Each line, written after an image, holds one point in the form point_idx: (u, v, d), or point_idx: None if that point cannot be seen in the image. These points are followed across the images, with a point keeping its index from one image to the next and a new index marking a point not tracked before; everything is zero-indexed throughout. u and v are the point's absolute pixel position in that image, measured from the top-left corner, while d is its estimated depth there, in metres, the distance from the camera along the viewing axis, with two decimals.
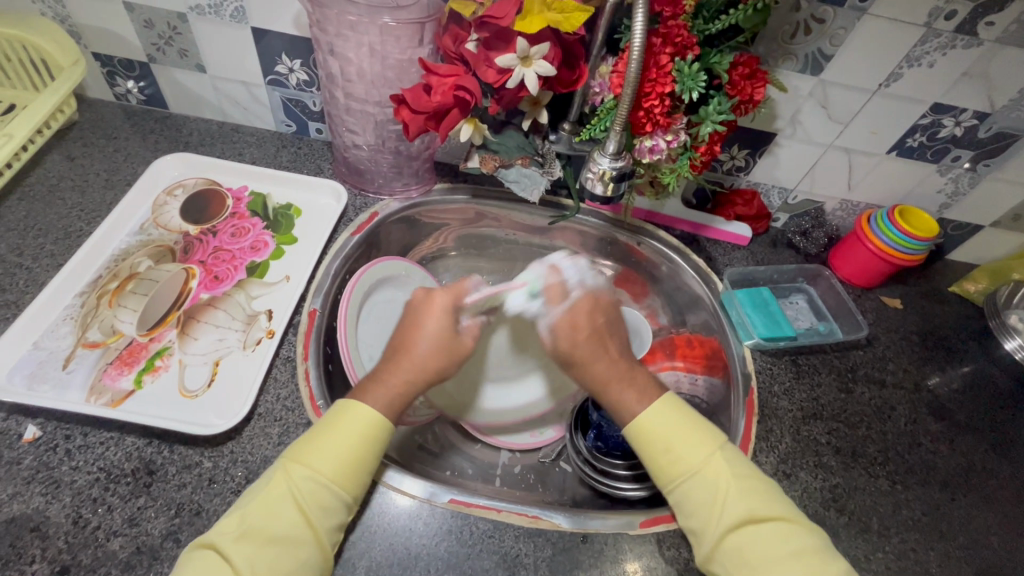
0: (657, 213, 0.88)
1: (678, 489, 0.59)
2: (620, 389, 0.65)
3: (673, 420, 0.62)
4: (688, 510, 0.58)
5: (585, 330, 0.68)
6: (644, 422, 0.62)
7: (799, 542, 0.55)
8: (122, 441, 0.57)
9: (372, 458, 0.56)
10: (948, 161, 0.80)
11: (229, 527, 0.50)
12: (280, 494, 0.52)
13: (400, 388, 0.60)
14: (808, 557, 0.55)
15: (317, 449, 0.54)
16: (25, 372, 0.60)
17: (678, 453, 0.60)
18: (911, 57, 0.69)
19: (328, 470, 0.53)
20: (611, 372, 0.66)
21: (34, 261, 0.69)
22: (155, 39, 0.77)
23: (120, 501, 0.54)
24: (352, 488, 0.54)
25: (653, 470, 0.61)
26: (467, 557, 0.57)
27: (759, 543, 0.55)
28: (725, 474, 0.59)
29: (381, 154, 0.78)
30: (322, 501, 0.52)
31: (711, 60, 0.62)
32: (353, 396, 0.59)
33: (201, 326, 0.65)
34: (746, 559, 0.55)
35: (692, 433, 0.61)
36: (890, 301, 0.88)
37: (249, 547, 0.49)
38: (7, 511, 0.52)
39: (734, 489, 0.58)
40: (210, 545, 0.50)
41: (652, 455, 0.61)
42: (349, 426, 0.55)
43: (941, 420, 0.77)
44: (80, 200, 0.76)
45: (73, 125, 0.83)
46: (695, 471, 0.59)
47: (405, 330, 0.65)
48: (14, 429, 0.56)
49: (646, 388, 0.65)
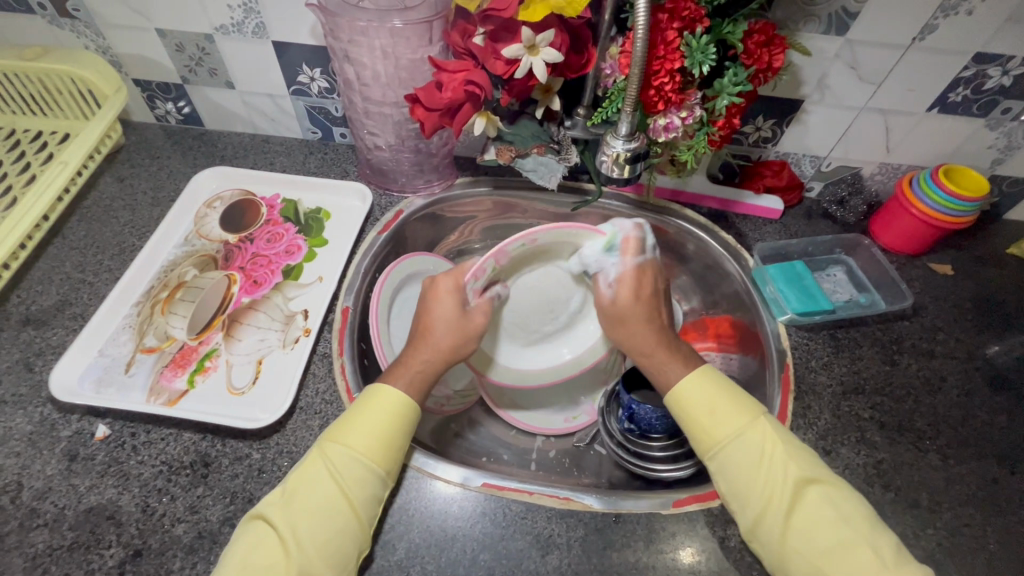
0: (683, 191, 0.86)
1: (719, 457, 0.58)
2: (664, 360, 0.65)
3: (712, 390, 0.61)
4: (732, 477, 0.58)
5: (640, 296, 0.69)
6: (685, 391, 0.61)
7: (845, 506, 0.55)
8: (179, 437, 0.62)
9: (403, 435, 0.58)
10: (997, 114, 0.75)
11: (276, 499, 0.54)
12: (319, 469, 0.55)
13: (419, 372, 0.62)
14: (857, 521, 0.54)
15: (350, 427, 0.57)
16: (93, 377, 0.65)
17: (721, 420, 0.60)
18: (947, 6, 0.65)
19: (363, 446, 0.56)
20: (653, 339, 0.67)
21: (95, 276, 0.75)
22: (187, 61, 0.82)
23: (181, 490, 0.58)
24: (386, 464, 0.56)
25: (696, 438, 0.60)
26: (502, 537, 0.59)
27: (808, 508, 0.55)
28: (771, 439, 0.59)
29: (401, 153, 0.80)
30: (358, 476, 0.55)
31: (723, 31, 0.61)
32: (381, 381, 0.61)
33: (244, 327, 0.70)
34: (792, 525, 0.55)
35: (731, 399, 0.61)
36: (939, 268, 0.83)
37: (292, 517, 0.52)
38: (85, 501, 0.58)
39: (781, 452, 0.58)
40: (260, 517, 0.54)
41: (692, 423, 0.61)
42: (379, 405, 0.58)
43: (1000, 390, 0.72)
44: (131, 217, 0.82)
45: (121, 149, 0.90)
46: (741, 436, 0.59)
47: (420, 312, 0.67)
48: (87, 429, 0.62)
49: (687, 359, 0.65)
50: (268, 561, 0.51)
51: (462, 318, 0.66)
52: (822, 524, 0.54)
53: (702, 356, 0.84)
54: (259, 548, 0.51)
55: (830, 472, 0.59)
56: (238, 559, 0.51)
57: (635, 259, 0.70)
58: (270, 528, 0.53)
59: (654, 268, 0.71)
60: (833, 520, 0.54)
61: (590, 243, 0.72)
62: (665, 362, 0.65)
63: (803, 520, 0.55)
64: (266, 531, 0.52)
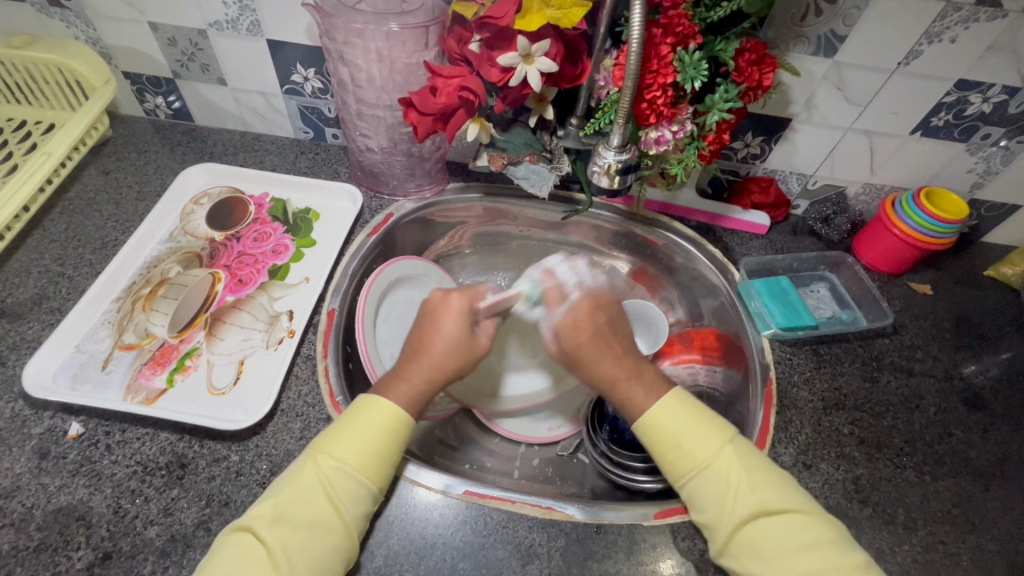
0: (672, 205, 0.87)
1: (688, 483, 0.59)
2: (630, 387, 0.64)
3: (681, 414, 0.61)
4: (701, 504, 0.58)
5: (593, 324, 0.69)
6: (654, 419, 0.61)
7: (814, 534, 0.54)
8: (156, 437, 0.60)
9: (399, 450, 0.58)
10: (977, 140, 0.77)
11: (264, 512, 0.53)
12: (313, 483, 0.54)
13: (417, 388, 0.62)
14: (823, 549, 0.54)
15: (344, 440, 0.56)
16: (68, 373, 0.64)
17: (688, 446, 0.60)
18: (931, 33, 0.66)
19: (360, 462, 0.55)
20: (616, 370, 0.65)
21: (75, 270, 0.74)
22: (179, 56, 0.81)
23: (156, 492, 0.57)
24: (379, 478, 0.56)
25: (664, 466, 0.61)
26: (482, 546, 0.58)
27: (776, 535, 0.55)
28: (735, 468, 0.58)
29: (394, 156, 0.80)
30: (351, 491, 0.54)
31: (715, 49, 0.62)
32: (376, 392, 0.61)
33: (228, 327, 0.69)
34: (758, 550, 0.54)
35: (702, 426, 0.61)
36: (919, 287, 0.85)
37: (284, 532, 0.51)
38: (55, 501, 0.56)
39: (746, 481, 0.57)
40: (246, 529, 0.52)
41: (659, 447, 0.61)
42: (378, 418, 0.57)
43: (975, 410, 0.74)
44: (115, 211, 0.80)
45: (108, 141, 0.88)
46: (706, 465, 0.58)
47: (424, 330, 0.66)
48: (60, 426, 0.61)
49: (652, 385, 0.65)
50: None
51: (466, 339, 0.66)
52: (789, 553, 0.54)
53: (687, 367, 0.86)
54: (245, 563, 0.50)
55: (804, 498, 0.58)
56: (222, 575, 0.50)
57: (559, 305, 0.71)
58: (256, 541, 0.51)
59: (606, 296, 0.73)
60: (798, 550, 0.54)
61: (559, 265, 0.74)
62: (634, 391, 0.64)
63: (769, 549, 0.54)
64: (253, 544, 0.51)
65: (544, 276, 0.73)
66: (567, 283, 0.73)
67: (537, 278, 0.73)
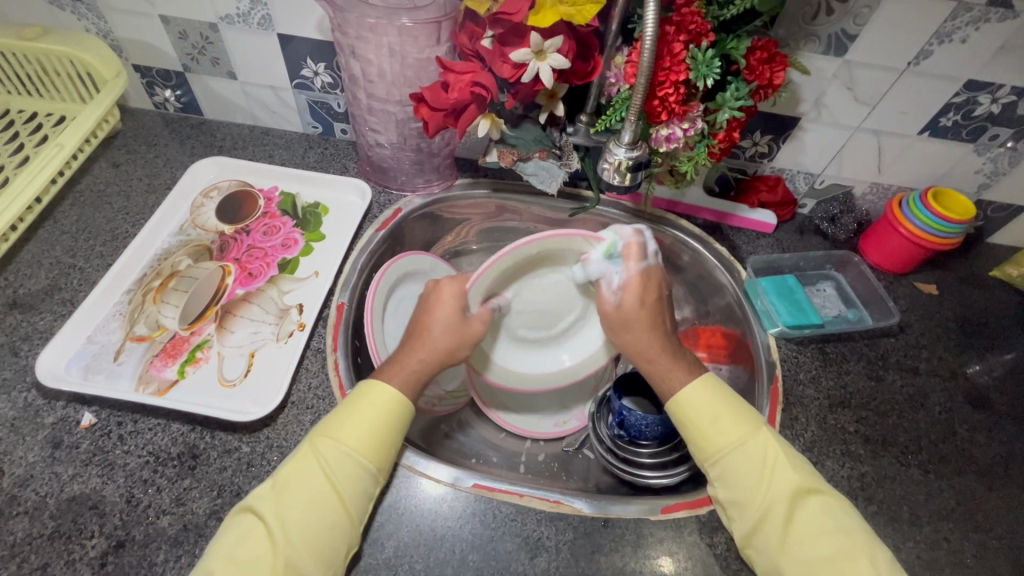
0: (679, 203, 0.87)
1: (720, 461, 0.59)
2: (677, 373, 0.65)
3: (715, 397, 0.62)
4: (733, 482, 0.58)
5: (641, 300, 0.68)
6: (694, 396, 0.62)
7: (843, 517, 0.56)
8: (168, 427, 0.61)
9: (397, 432, 0.59)
10: (986, 140, 0.77)
11: (265, 492, 0.54)
12: (311, 463, 0.54)
13: (409, 371, 0.62)
14: (852, 532, 0.55)
15: (342, 422, 0.57)
16: (80, 363, 0.64)
17: (724, 426, 0.60)
18: (942, 33, 0.67)
19: (359, 443, 0.56)
20: (659, 346, 0.66)
21: (87, 262, 0.74)
22: (189, 49, 0.81)
23: (168, 482, 0.58)
24: (377, 461, 0.56)
25: (696, 443, 0.61)
26: (491, 539, 0.59)
27: (809, 516, 0.56)
28: (773, 449, 0.59)
29: (403, 151, 0.80)
30: (349, 471, 0.54)
31: (727, 47, 0.62)
32: (374, 377, 0.61)
33: (238, 320, 0.69)
34: (791, 530, 0.55)
35: (738, 408, 0.62)
36: (925, 287, 0.85)
37: (283, 511, 0.52)
38: (68, 490, 0.57)
39: (783, 463, 0.59)
40: (249, 510, 0.53)
41: (694, 426, 0.61)
42: (375, 399, 0.58)
43: (980, 409, 0.74)
44: (125, 204, 0.81)
45: (117, 134, 0.89)
46: (743, 443, 0.60)
47: (421, 316, 0.66)
48: (72, 416, 0.61)
49: (691, 366, 0.65)
50: (254, 556, 0.50)
51: (458, 323, 0.66)
52: (820, 534, 0.55)
53: None
54: (246, 541, 0.51)
55: (827, 483, 0.60)
56: (224, 553, 0.50)
57: (637, 264, 0.70)
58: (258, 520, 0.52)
59: (656, 273, 0.70)
60: (828, 532, 0.55)
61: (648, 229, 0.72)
62: (672, 371, 0.65)
63: (800, 529, 0.55)
64: (253, 523, 0.52)
65: (631, 234, 0.70)
66: (648, 248, 0.71)
67: (624, 235, 0.71)
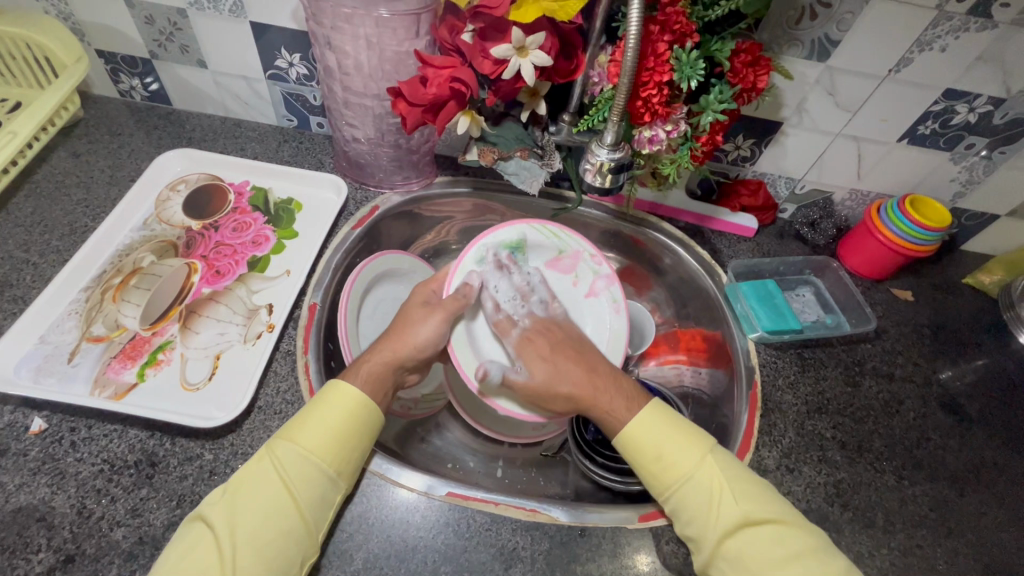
0: (661, 205, 0.86)
1: (671, 496, 0.58)
2: (608, 397, 0.63)
3: (662, 428, 0.60)
4: (685, 516, 0.57)
5: (540, 355, 0.66)
6: (633, 433, 0.60)
7: (800, 541, 0.54)
8: (125, 434, 0.58)
9: (359, 437, 0.56)
10: (962, 149, 0.78)
11: (216, 500, 0.51)
12: (265, 468, 0.52)
13: (378, 371, 0.61)
14: (810, 561, 0.53)
15: (302, 426, 0.54)
16: (31, 365, 0.61)
17: (671, 459, 0.59)
18: (922, 41, 0.67)
19: (314, 447, 0.53)
20: (581, 379, 0.64)
21: (41, 257, 0.70)
22: (157, 36, 0.77)
23: (123, 492, 0.55)
24: (337, 465, 0.54)
25: (647, 479, 0.60)
26: (464, 550, 0.57)
27: (764, 546, 0.54)
28: (720, 477, 0.57)
29: (381, 147, 0.78)
30: (305, 477, 0.52)
31: (711, 48, 0.61)
32: (337, 378, 0.59)
33: (203, 320, 0.66)
34: (749, 559, 0.54)
35: (682, 436, 0.60)
36: (900, 294, 0.86)
37: (232, 517, 0.49)
38: (14, 501, 0.53)
39: (732, 491, 0.57)
40: (201, 519, 0.51)
41: (642, 463, 0.60)
42: (334, 405, 0.55)
43: (952, 415, 0.75)
44: (85, 196, 0.77)
45: (78, 122, 0.85)
46: (691, 475, 0.58)
47: (402, 314, 0.67)
48: (21, 422, 0.58)
49: (628, 395, 0.63)
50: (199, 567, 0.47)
51: (429, 308, 0.67)
52: (779, 564, 0.53)
53: (672, 368, 0.87)
54: (193, 553, 0.48)
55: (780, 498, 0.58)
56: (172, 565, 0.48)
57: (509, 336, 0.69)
58: (207, 531, 0.50)
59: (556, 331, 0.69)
60: (784, 560, 0.53)
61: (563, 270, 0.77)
62: (609, 404, 0.62)
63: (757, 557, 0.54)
64: (203, 533, 0.49)
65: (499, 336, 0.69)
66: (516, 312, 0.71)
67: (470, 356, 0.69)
